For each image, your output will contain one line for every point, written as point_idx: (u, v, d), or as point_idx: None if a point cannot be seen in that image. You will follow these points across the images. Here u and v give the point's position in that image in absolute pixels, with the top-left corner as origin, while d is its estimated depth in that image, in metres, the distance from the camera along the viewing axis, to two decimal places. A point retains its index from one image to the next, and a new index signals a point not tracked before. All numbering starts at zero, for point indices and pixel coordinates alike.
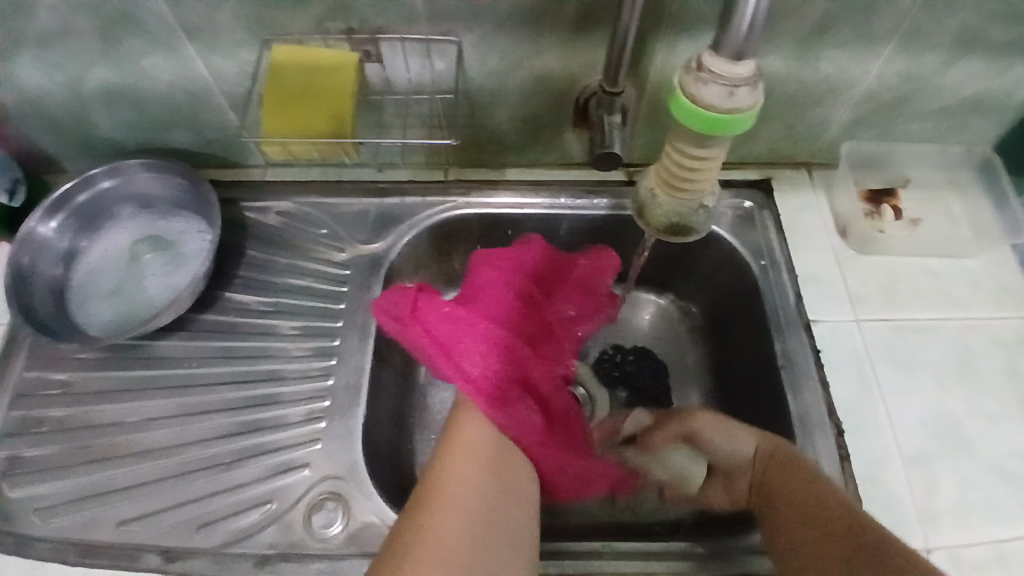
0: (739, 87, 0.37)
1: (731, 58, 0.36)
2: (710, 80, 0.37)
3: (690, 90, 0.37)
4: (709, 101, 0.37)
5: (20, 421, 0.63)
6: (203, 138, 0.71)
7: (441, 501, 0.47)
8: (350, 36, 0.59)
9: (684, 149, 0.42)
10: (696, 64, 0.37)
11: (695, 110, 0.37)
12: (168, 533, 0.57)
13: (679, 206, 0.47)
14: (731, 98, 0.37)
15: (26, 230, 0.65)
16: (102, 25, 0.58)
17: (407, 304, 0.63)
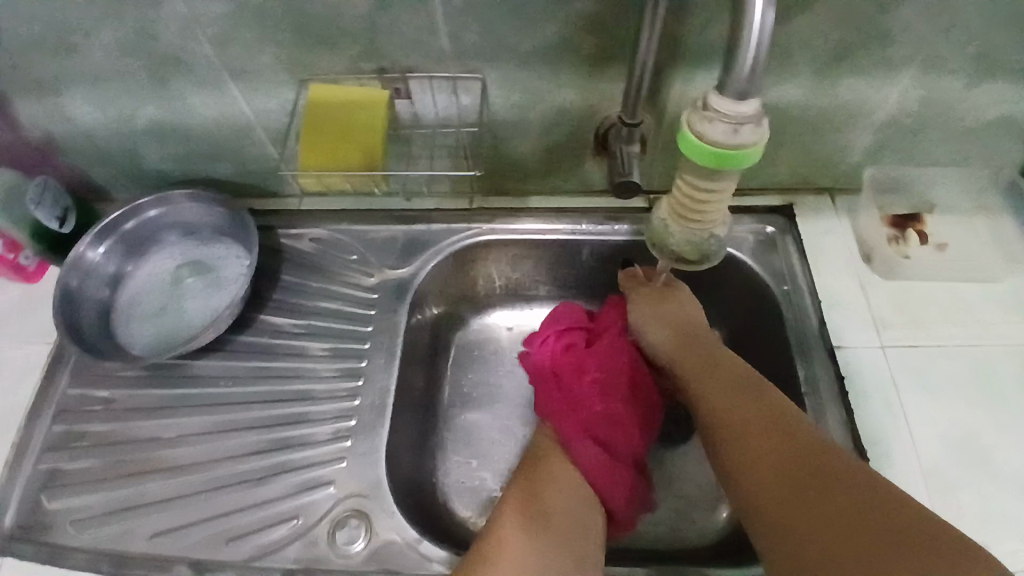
0: (743, 125, 0.38)
1: (735, 98, 0.38)
2: (715, 118, 0.39)
3: (696, 128, 0.39)
4: (715, 139, 0.38)
5: (65, 436, 0.67)
6: (244, 169, 0.75)
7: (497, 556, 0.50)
8: (381, 75, 0.63)
9: (695, 182, 0.43)
10: (703, 103, 0.39)
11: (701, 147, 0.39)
12: (198, 546, 0.60)
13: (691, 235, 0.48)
14: (736, 135, 0.38)
15: (77, 256, 0.69)
16: (156, 67, 0.63)
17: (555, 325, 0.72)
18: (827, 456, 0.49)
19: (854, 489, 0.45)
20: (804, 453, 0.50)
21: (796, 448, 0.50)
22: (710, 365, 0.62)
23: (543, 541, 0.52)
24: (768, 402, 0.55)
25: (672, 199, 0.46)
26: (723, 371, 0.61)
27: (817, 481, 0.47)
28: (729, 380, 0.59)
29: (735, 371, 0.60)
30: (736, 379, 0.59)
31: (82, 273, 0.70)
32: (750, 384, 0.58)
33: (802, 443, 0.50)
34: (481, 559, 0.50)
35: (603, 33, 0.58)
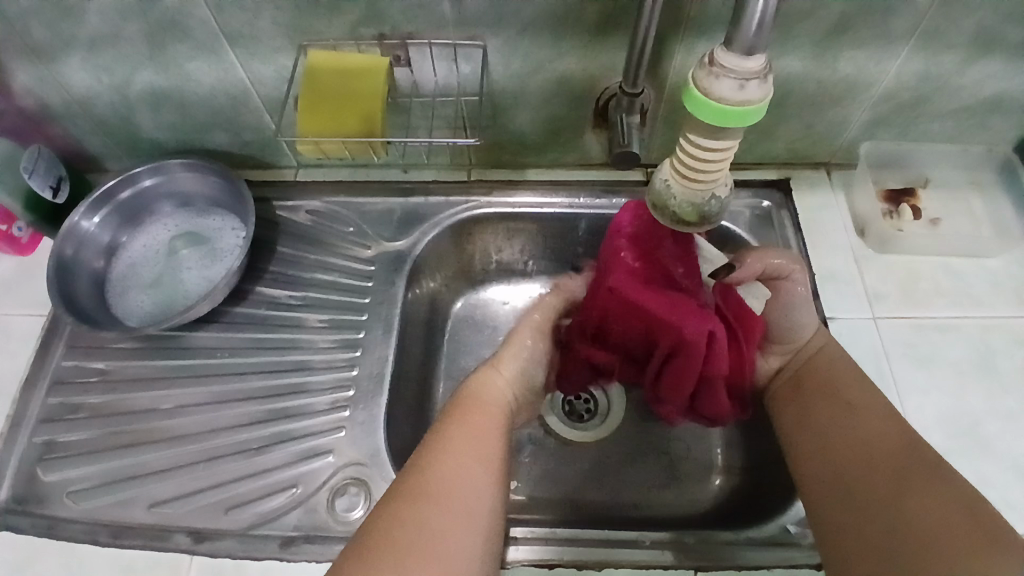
0: (749, 81, 0.38)
1: (742, 54, 0.38)
2: (722, 75, 0.38)
3: (702, 84, 0.39)
4: (721, 94, 0.38)
5: (57, 408, 0.66)
6: (240, 140, 0.74)
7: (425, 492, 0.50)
8: (381, 41, 0.62)
9: (697, 141, 0.43)
10: (709, 59, 0.39)
11: (707, 104, 0.39)
12: (198, 515, 0.60)
13: (693, 197, 0.48)
14: (741, 91, 0.38)
15: (70, 224, 0.68)
16: (150, 32, 0.61)
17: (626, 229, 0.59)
18: (924, 472, 0.49)
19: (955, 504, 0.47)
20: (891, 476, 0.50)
21: (892, 473, 0.51)
22: (825, 390, 0.59)
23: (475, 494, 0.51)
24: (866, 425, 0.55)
25: (675, 159, 0.46)
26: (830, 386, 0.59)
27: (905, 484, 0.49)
28: (839, 401, 0.58)
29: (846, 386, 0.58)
30: (841, 396, 0.58)
31: (75, 242, 0.69)
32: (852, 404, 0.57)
33: (897, 459, 0.51)
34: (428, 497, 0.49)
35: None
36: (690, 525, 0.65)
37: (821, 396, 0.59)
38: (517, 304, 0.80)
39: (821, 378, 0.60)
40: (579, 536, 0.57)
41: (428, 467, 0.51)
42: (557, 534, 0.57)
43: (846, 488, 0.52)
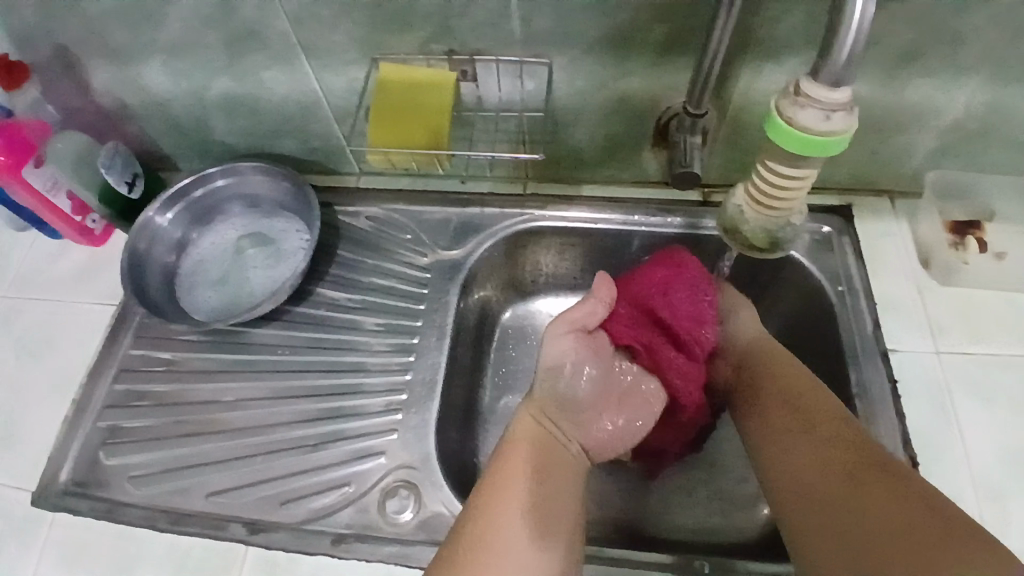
0: (835, 111, 0.39)
1: (829, 85, 0.38)
2: (807, 105, 0.39)
3: (787, 113, 0.39)
4: (805, 124, 0.39)
5: (123, 394, 0.69)
6: (307, 147, 0.76)
7: (495, 514, 0.50)
8: (450, 57, 0.63)
9: (775, 167, 0.44)
10: (794, 88, 0.39)
11: (791, 133, 0.39)
12: (253, 507, 0.61)
13: (767, 223, 0.48)
14: (827, 121, 0.39)
15: (145, 219, 0.71)
16: (228, 39, 0.64)
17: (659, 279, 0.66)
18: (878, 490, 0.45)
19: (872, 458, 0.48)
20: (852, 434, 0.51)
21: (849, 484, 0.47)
22: (789, 424, 0.55)
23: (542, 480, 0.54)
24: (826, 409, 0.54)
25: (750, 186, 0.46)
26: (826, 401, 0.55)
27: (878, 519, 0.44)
28: (801, 436, 0.53)
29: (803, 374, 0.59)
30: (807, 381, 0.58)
31: (148, 236, 0.72)
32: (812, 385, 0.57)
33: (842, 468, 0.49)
34: (513, 481, 0.53)
35: (674, 22, 0.57)
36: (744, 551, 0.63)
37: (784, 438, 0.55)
38: None
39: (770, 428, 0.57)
40: (626, 556, 0.58)
41: (507, 482, 0.53)
42: (603, 553, 0.58)
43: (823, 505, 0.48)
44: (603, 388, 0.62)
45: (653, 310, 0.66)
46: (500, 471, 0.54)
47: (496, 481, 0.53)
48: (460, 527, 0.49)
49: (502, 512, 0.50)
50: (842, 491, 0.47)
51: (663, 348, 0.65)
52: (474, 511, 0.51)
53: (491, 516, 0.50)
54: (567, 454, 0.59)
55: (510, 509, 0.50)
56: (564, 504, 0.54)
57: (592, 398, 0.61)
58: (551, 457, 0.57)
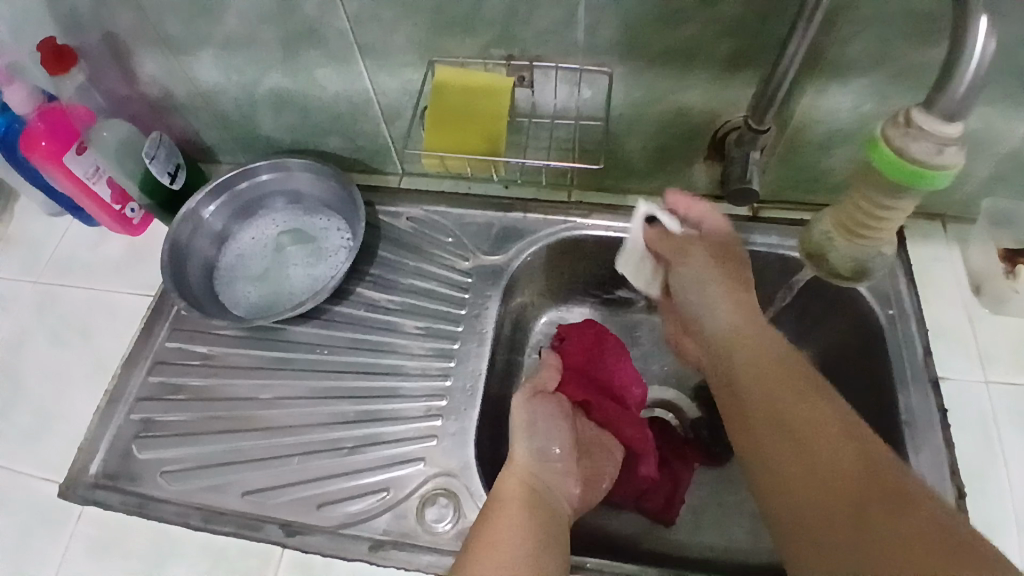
0: (946, 146, 0.41)
1: (943, 119, 0.40)
2: (919, 138, 0.41)
3: (897, 144, 0.42)
4: (916, 156, 0.41)
5: (159, 387, 0.69)
6: (352, 145, 0.76)
7: (487, 554, 0.47)
8: (509, 62, 0.62)
9: (876, 199, 0.47)
10: (905, 119, 0.41)
11: (900, 166, 0.42)
12: (289, 508, 0.61)
13: (851, 252, 0.55)
14: (937, 156, 0.41)
15: (188, 210, 0.71)
16: (285, 35, 0.63)
17: (582, 345, 0.72)
18: (879, 493, 0.42)
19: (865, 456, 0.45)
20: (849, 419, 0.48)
21: (846, 485, 0.44)
22: (772, 415, 0.51)
23: (533, 519, 0.52)
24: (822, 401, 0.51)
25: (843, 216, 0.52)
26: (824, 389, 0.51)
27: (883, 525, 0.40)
28: (787, 428, 0.50)
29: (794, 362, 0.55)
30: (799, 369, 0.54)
31: (190, 228, 0.71)
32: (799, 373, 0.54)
33: (837, 464, 0.45)
34: (502, 522, 0.51)
35: (742, 37, 0.56)
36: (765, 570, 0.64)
37: (769, 428, 0.51)
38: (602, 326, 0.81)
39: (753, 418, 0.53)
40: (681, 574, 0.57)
41: (498, 524, 0.50)
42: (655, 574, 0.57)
43: (824, 506, 0.44)
44: (573, 443, 0.62)
45: (591, 373, 0.70)
46: (490, 516, 0.51)
47: (490, 524, 0.50)
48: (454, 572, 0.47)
49: (497, 554, 0.47)
50: (841, 488, 0.44)
51: (611, 405, 0.68)
52: (466, 554, 0.48)
53: (483, 558, 0.47)
54: (557, 508, 0.55)
55: (506, 549, 0.48)
56: (555, 542, 0.51)
57: (566, 454, 0.60)
58: (535, 500, 0.54)
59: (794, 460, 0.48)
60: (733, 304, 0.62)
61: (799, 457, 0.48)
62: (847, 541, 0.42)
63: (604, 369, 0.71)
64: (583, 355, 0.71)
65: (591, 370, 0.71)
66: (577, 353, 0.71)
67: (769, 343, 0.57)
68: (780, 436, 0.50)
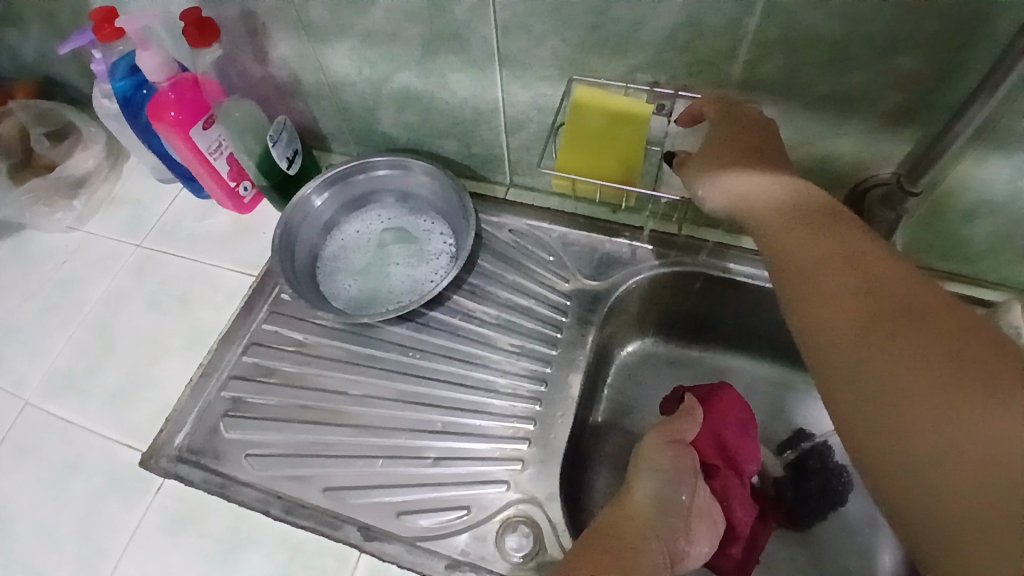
0: None
1: None
2: None
3: None
4: None
5: (252, 367, 0.69)
6: (467, 151, 0.75)
7: None
8: (653, 89, 0.59)
9: None
10: None
11: None
12: (368, 512, 0.60)
13: None
14: None
15: (303, 196, 0.71)
16: (429, 37, 0.62)
17: (720, 406, 0.66)
18: (968, 400, 0.35)
19: (967, 423, 0.35)
20: (953, 359, 0.36)
21: (927, 386, 0.37)
22: (827, 296, 0.43)
23: (625, 560, 0.50)
24: (907, 341, 0.38)
25: None
26: (920, 318, 0.39)
27: (983, 448, 0.34)
28: (854, 311, 0.42)
29: (877, 287, 0.42)
30: (890, 297, 0.41)
31: (302, 214, 0.71)
32: (885, 303, 0.41)
33: (920, 357, 0.38)
34: (598, 558, 0.51)
35: (916, 93, 0.52)
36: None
37: (830, 311, 0.43)
38: (692, 367, 0.78)
39: (813, 299, 0.44)
40: None
41: (591, 562, 0.51)
42: None
43: (894, 402, 0.38)
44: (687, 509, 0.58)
45: (720, 439, 0.65)
46: (587, 552, 0.52)
47: (583, 563, 0.51)
48: None
49: None
50: (916, 388, 0.37)
51: (729, 477, 0.64)
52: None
53: None
54: (659, 561, 0.52)
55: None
56: None
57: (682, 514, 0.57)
58: (621, 540, 0.52)
59: (868, 343, 0.40)
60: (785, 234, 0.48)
61: (868, 346, 0.40)
62: (924, 454, 0.36)
63: (734, 435, 0.66)
64: (717, 417, 0.66)
65: (725, 434, 0.65)
66: (716, 409, 0.66)
67: (847, 272, 0.43)
68: (848, 325, 0.42)
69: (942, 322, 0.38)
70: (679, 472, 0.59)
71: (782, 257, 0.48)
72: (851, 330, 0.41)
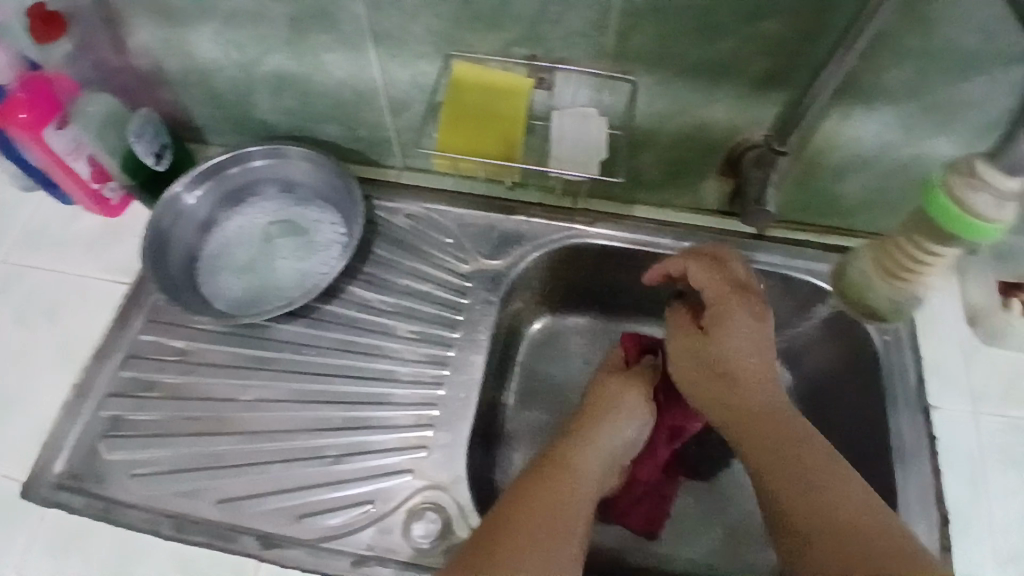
0: (1005, 202, 0.43)
1: (1004, 173, 0.42)
2: (979, 187, 0.43)
3: (957, 191, 0.43)
4: (973, 204, 0.43)
5: (131, 382, 0.64)
6: (352, 135, 0.72)
7: (516, 523, 0.49)
8: (530, 63, 0.59)
9: (922, 243, 0.50)
10: (968, 170, 0.43)
11: (956, 210, 0.44)
12: (267, 518, 0.58)
13: (896, 294, 0.57)
14: (996, 209, 0.43)
15: (172, 195, 0.66)
16: (296, 15, 0.58)
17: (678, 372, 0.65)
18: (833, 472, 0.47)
19: (826, 494, 0.46)
20: (831, 452, 0.49)
21: (795, 461, 0.48)
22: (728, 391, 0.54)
23: (568, 497, 0.52)
24: (810, 450, 0.49)
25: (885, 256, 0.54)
26: (818, 438, 0.50)
27: (852, 507, 0.45)
28: (750, 407, 0.53)
29: (770, 391, 0.54)
30: (785, 401, 0.53)
31: (173, 213, 0.66)
32: (783, 407, 0.53)
33: (798, 446, 0.49)
34: (538, 492, 0.51)
35: (779, 57, 0.54)
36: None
37: (731, 399, 0.54)
38: (597, 337, 0.79)
39: (711, 395, 0.55)
40: None
41: (530, 497, 0.51)
42: None
43: (783, 475, 0.47)
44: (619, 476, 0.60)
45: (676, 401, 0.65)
46: (526, 489, 0.52)
47: (523, 495, 0.51)
48: (471, 544, 0.49)
49: (523, 529, 0.48)
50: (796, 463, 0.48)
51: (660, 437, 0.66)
52: (490, 524, 0.50)
53: (511, 533, 0.48)
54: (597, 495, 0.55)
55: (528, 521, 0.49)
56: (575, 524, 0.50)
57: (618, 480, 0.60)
58: (568, 477, 0.54)
59: (754, 431, 0.51)
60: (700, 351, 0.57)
61: (756, 433, 0.51)
62: (797, 512, 0.45)
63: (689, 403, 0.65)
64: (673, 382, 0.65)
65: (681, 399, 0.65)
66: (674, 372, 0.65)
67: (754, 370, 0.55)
68: (747, 417, 0.52)
69: (816, 429, 0.51)
70: (640, 411, 0.61)
71: (699, 348, 0.57)
72: (747, 420, 0.52)
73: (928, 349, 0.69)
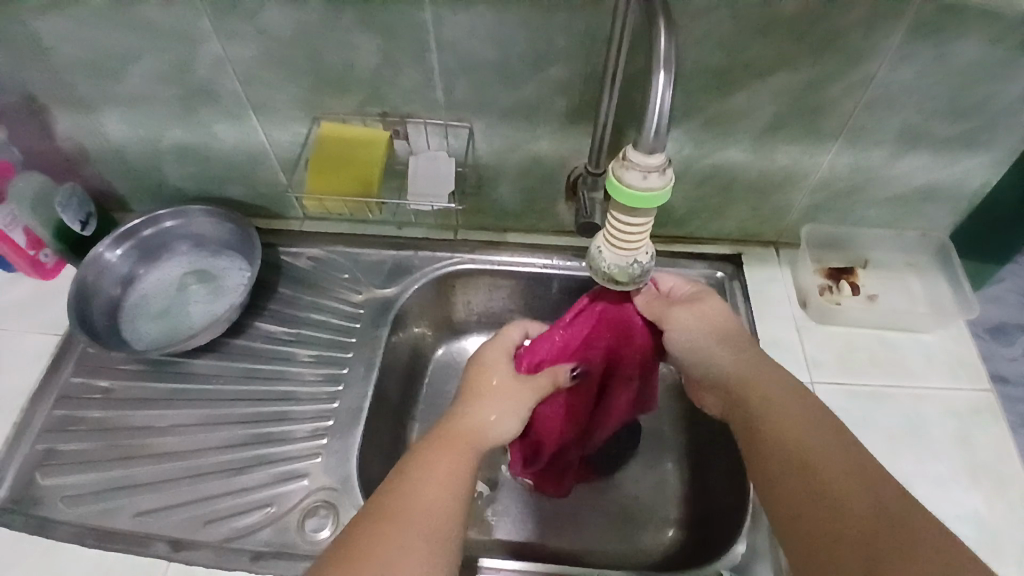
0: (651, 172, 0.42)
1: (646, 151, 0.42)
2: (631, 167, 0.42)
3: (617, 173, 0.43)
4: (629, 181, 0.42)
5: (61, 420, 0.73)
6: (254, 192, 0.83)
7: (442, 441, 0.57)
8: (383, 118, 0.71)
9: (618, 216, 0.46)
10: (622, 154, 0.43)
11: (620, 188, 0.43)
12: (176, 526, 0.65)
13: (620, 261, 0.49)
14: (645, 181, 0.42)
15: (95, 254, 0.76)
16: (185, 95, 0.71)
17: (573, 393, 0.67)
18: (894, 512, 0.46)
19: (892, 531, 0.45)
20: (842, 474, 0.49)
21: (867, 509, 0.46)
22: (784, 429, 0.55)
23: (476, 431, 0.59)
24: (816, 479, 0.50)
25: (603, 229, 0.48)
26: (833, 464, 0.50)
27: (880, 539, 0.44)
28: (802, 453, 0.52)
29: (817, 429, 0.54)
30: (810, 427, 0.54)
31: (97, 270, 0.77)
32: (799, 431, 0.54)
33: (848, 485, 0.49)
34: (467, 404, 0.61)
35: (573, 93, 0.67)
36: (631, 565, 0.74)
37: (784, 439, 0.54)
38: None
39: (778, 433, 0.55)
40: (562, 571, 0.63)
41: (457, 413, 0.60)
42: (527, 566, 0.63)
43: (835, 523, 0.47)
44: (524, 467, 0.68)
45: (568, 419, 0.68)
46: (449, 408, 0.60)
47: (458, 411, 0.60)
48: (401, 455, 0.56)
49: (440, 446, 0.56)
50: (855, 507, 0.47)
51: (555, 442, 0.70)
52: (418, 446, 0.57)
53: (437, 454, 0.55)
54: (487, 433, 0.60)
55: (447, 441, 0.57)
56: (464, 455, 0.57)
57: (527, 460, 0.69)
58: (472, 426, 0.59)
59: (819, 472, 0.51)
60: (726, 331, 0.64)
61: (819, 474, 0.50)
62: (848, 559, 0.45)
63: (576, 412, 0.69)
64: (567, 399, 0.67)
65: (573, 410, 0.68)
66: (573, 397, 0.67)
67: (787, 404, 0.57)
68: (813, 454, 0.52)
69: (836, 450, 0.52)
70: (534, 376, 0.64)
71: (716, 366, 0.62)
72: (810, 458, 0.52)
73: (763, 327, 0.79)
